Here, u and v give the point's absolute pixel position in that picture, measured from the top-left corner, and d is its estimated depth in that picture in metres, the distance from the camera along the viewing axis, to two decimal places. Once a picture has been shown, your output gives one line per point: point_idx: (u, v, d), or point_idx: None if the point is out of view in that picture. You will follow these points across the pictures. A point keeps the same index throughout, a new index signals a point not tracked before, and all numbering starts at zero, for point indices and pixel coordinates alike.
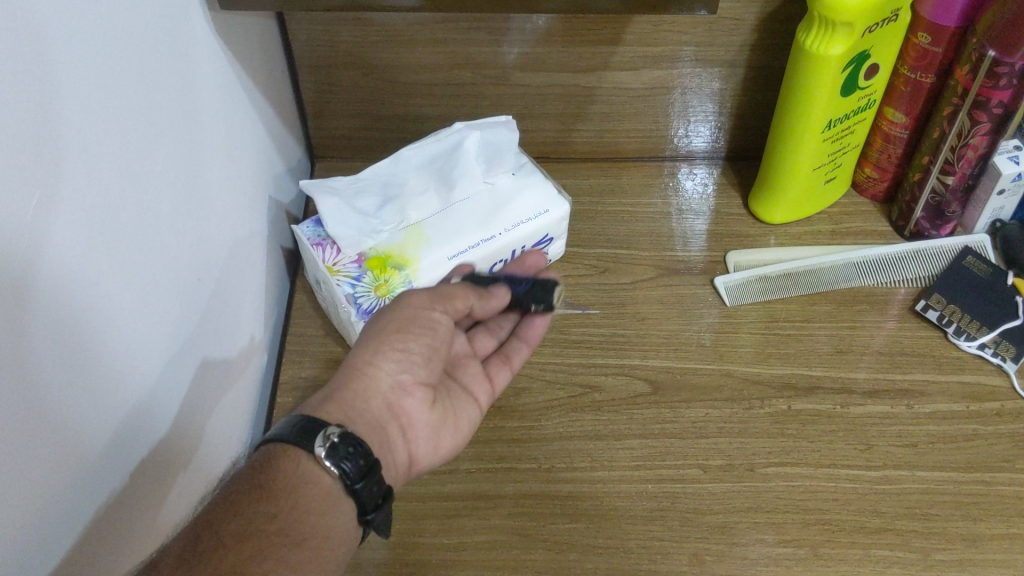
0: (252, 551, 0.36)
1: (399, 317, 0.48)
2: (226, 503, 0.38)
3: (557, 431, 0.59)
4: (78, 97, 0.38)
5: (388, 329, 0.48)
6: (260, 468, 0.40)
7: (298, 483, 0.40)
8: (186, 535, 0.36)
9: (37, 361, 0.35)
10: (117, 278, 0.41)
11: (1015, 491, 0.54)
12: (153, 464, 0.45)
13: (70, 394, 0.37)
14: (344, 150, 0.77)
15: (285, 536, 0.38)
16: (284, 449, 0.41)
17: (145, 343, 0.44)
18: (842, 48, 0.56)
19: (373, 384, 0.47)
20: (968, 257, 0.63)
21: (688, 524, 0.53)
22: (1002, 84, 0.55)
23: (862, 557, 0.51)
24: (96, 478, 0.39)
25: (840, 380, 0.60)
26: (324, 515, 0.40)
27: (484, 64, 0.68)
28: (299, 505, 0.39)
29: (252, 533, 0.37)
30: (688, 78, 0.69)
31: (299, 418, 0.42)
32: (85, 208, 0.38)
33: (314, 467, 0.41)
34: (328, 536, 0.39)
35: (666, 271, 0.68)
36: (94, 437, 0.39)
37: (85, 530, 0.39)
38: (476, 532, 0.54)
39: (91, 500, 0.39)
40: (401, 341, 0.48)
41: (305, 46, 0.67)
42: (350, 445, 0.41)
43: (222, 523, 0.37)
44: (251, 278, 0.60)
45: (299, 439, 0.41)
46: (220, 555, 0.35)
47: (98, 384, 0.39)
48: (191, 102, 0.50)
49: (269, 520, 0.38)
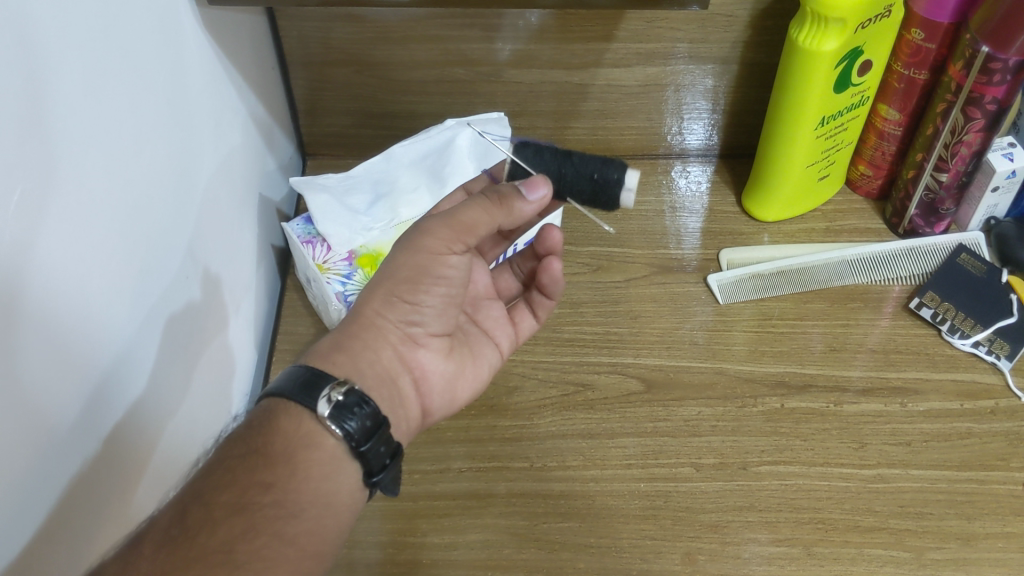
0: (247, 523, 0.35)
1: (412, 263, 0.45)
2: (221, 470, 0.37)
3: (550, 431, 0.58)
4: (62, 92, 0.37)
5: (401, 272, 0.45)
6: (258, 427, 0.39)
7: (298, 448, 0.39)
8: (174, 508, 0.36)
9: (13, 345, 0.34)
10: (98, 269, 0.41)
11: (1009, 489, 0.54)
12: (129, 453, 0.44)
13: (35, 369, 0.36)
14: (337, 148, 0.77)
15: (283, 507, 0.37)
16: (286, 406, 0.40)
17: (127, 334, 0.44)
18: (836, 43, 0.56)
19: (383, 338, 0.46)
20: (962, 255, 0.63)
21: (680, 523, 0.53)
22: (995, 80, 0.54)
23: (855, 556, 0.51)
24: (61, 463, 0.38)
25: (834, 379, 0.60)
26: (325, 481, 0.39)
27: (477, 61, 0.68)
28: (300, 473, 0.38)
29: (248, 504, 0.36)
30: (682, 75, 0.68)
31: (301, 371, 0.41)
32: (68, 199, 0.38)
33: (315, 428, 0.40)
34: (328, 503, 0.39)
35: (661, 269, 0.68)
36: (61, 416, 0.38)
37: (49, 514, 0.38)
38: (468, 531, 0.53)
39: (56, 484, 0.38)
40: (413, 292, 0.45)
41: (296, 43, 0.66)
42: (355, 404, 0.40)
43: (215, 492, 0.36)
44: (239, 273, 0.60)
45: (301, 396, 0.40)
46: (207, 533, 0.34)
47: (67, 359, 0.38)
48: (179, 97, 0.50)
49: (267, 487, 0.37)
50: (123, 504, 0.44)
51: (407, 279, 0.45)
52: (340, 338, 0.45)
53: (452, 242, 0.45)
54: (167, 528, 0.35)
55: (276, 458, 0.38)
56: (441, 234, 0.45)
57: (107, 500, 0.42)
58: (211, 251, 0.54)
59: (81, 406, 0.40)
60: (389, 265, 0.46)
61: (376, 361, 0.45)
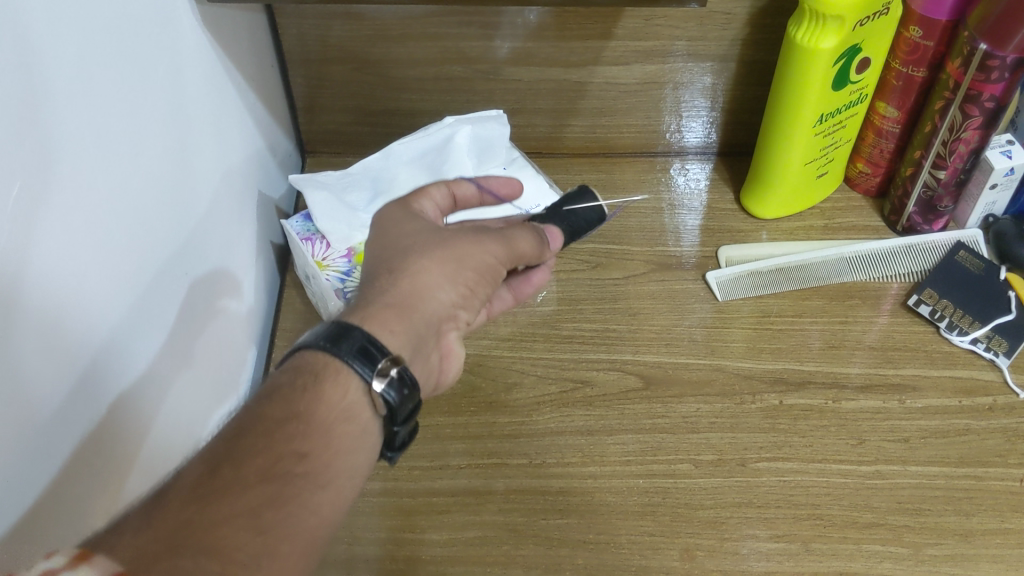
0: (275, 494, 0.34)
1: (480, 257, 0.47)
2: (256, 432, 0.36)
3: (548, 427, 0.58)
4: (61, 87, 0.38)
5: (469, 262, 0.46)
6: (303, 388, 0.38)
7: (335, 421, 0.38)
8: (204, 467, 0.34)
9: (16, 339, 0.35)
10: (97, 265, 0.41)
11: (1007, 486, 0.54)
12: (128, 432, 0.45)
13: (26, 350, 0.36)
14: (335, 145, 0.77)
15: (311, 478, 0.36)
16: (334, 371, 0.39)
17: (126, 322, 0.44)
18: (834, 41, 0.56)
19: (436, 313, 0.44)
20: (961, 252, 0.63)
21: (678, 519, 0.53)
22: (994, 77, 0.54)
23: (852, 552, 0.51)
24: (49, 448, 0.38)
25: (833, 375, 0.60)
26: (348, 455, 0.38)
27: (476, 58, 0.68)
28: (333, 447, 0.38)
29: (278, 472, 0.35)
30: (680, 72, 0.68)
31: (352, 333, 0.40)
32: (66, 195, 0.38)
33: (359, 400, 0.39)
34: (349, 479, 0.38)
35: (659, 266, 0.68)
36: (50, 400, 0.38)
37: (36, 498, 0.37)
38: (466, 528, 0.53)
39: (44, 468, 0.38)
40: (473, 277, 0.46)
41: (295, 40, 0.66)
42: (410, 386, 0.40)
43: (246, 457, 0.34)
44: (240, 260, 0.60)
45: (358, 366, 0.39)
46: (235, 496, 0.33)
47: (59, 344, 0.38)
48: (179, 95, 0.50)
49: (301, 457, 0.36)
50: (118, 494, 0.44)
51: (473, 271, 0.46)
52: (392, 302, 0.43)
53: (505, 257, 0.48)
54: (195, 485, 0.33)
55: (312, 427, 0.37)
56: (503, 248, 0.48)
57: (106, 493, 0.43)
58: (212, 239, 0.55)
59: (69, 388, 0.39)
60: (453, 246, 0.46)
61: (424, 334, 0.44)
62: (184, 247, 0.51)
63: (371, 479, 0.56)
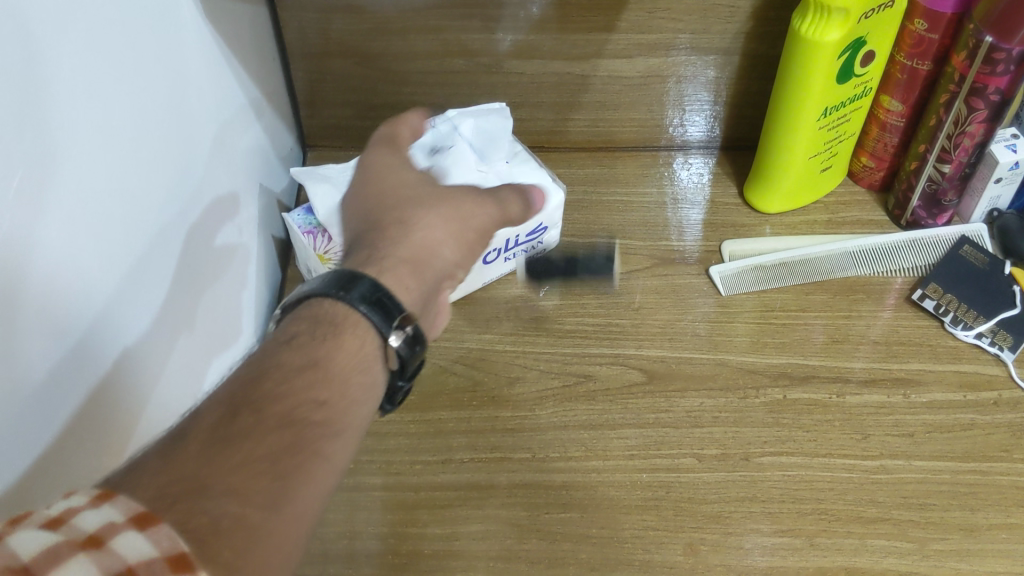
0: (294, 438, 0.33)
1: (482, 218, 0.48)
2: (275, 377, 0.35)
3: (551, 421, 0.58)
4: (62, 72, 0.37)
5: (468, 226, 0.48)
6: (322, 338, 0.38)
7: (352, 373, 0.38)
8: (223, 409, 0.33)
9: (26, 322, 0.35)
10: (98, 251, 0.40)
11: (1012, 480, 0.54)
12: (128, 395, 0.44)
13: (32, 327, 0.36)
14: (337, 139, 0.77)
15: (329, 426, 0.35)
16: (353, 323, 0.39)
17: (127, 303, 0.44)
18: (838, 33, 0.56)
19: (442, 269, 0.46)
20: (965, 246, 0.63)
21: (682, 513, 0.53)
22: (999, 70, 0.54)
23: (857, 547, 0.51)
24: (41, 418, 0.37)
25: (836, 370, 0.60)
26: (361, 408, 0.38)
27: (478, 52, 0.68)
28: (347, 398, 0.37)
29: (296, 418, 0.34)
30: (683, 66, 0.68)
31: (368, 286, 0.40)
32: (67, 181, 0.38)
33: (374, 353, 0.39)
34: (360, 432, 0.37)
35: (662, 260, 0.68)
36: (41, 366, 0.36)
37: (30, 470, 0.36)
38: (469, 522, 0.53)
39: (36, 439, 0.36)
40: (476, 237, 0.48)
41: (296, 33, 0.66)
42: (421, 343, 0.41)
43: (264, 403, 0.34)
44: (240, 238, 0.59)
45: (375, 317, 0.39)
46: (253, 442, 0.32)
47: (53, 310, 0.37)
48: (180, 81, 0.50)
49: (318, 405, 0.35)
50: None
51: (473, 236, 0.48)
52: (405, 258, 0.44)
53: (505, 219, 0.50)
54: (212, 429, 0.32)
55: (329, 376, 0.37)
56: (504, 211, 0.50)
57: None
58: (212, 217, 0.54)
59: (58, 352, 0.38)
60: (457, 207, 0.47)
61: (432, 289, 0.45)
62: (184, 222, 0.50)
63: (373, 473, 0.56)
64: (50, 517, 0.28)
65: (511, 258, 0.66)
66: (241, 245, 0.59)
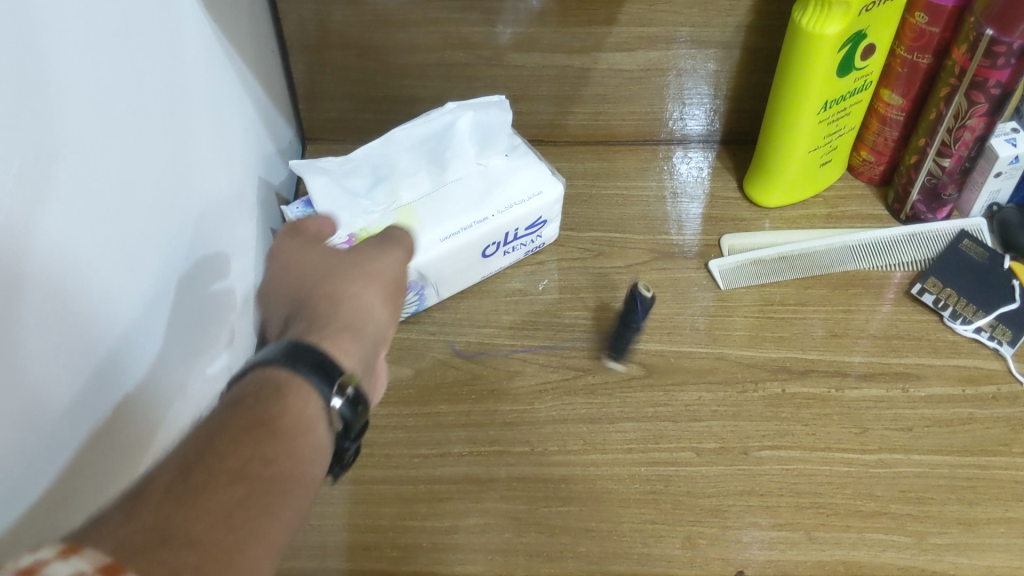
0: (245, 493, 0.33)
1: (393, 270, 0.49)
2: (225, 437, 0.35)
3: (550, 415, 0.58)
4: (61, 64, 0.37)
5: (385, 275, 0.49)
6: (267, 400, 0.38)
7: (298, 431, 0.37)
8: (177, 467, 0.33)
9: (27, 315, 0.35)
10: (96, 246, 0.40)
11: (1011, 475, 0.54)
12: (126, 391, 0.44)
13: (32, 320, 0.35)
14: (336, 132, 0.77)
15: (280, 482, 0.35)
16: (296, 386, 0.39)
17: (125, 323, 0.43)
18: (838, 26, 0.56)
19: (378, 328, 0.46)
20: (964, 241, 0.63)
21: (680, 507, 0.53)
22: (1000, 63, 0.54)
23: (855, 540, 0.51)
24: (37, 421, 0.36)
25: (835, 364, 0.60)
26: (310, 466, 0.37)
27: (478, 44, 0.67)
28: (297, 454, 0.36)
29: (248, 474, 0.34)
30: (683, 59, 0.68)
31: (304, 352, 0.40)
32: (66, 174, 0.37)
33: (318, 415, 0.39)
34: (310, 489, 0.37)
35: (661, 254, 0.68)
36: (38, 369, 0.36)
37: (25, 473, 0.36)
38: (468, 515, 0.53)
39: (31, 442, 0.36)
40: (394, 293, 0.49)
41: (296, 25, 0.66)
42: (364, 404, 0.41)
43: (217, 458, 0.34)
44: (239, 245, 0.59)
45: (317, 380, 0.39)
46: (209, 494, 0.32)
47: (54, 303, 0.37)
48: (179, 75, 0.49)
49: (268, 462, 0.35)
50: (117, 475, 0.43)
51: (392, 282, 0.49)
52: (344, 323, 0.44)
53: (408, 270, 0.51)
54: (171, 483, 0.32)
55: (279, 432, 0.36)
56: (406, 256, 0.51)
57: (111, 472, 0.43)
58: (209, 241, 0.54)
59: (59, 344, 0.38)
60: (371, 265, 0.49)
61: (374, 349, 0.45)
62: (183, 219, 0.50)
63: (371, 467, 0.56)
64: (22, 565, 0.26)
65: (510, 252, 0.66)
66: (240, 263, 0.59)
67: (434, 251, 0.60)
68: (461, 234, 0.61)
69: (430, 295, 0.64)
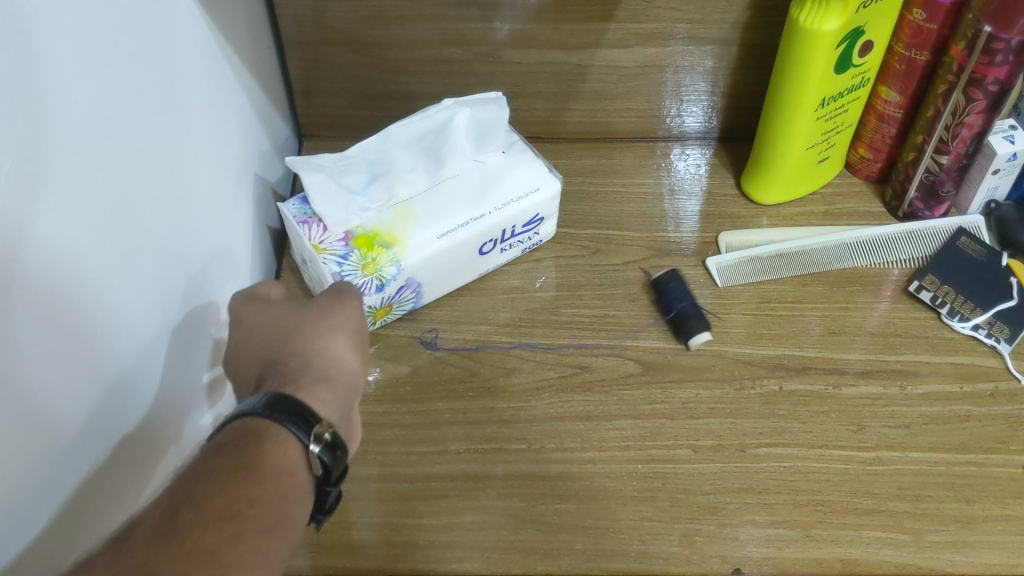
0: (231, 532, 0.33)
1: (357, 318, 0.50)
2: (209, 478, 0.35)
3: (548, 412, 0.58)
4: (55, 59, 0.37)
5: (351, 325, 0.49)
6: (247, 445, 0.37)
7: (280, 475, 0.37)
8: (164, 508, 0.34)
9: (22, 310, 0.35)
10: (91, 244, 0.40)
11: (1008, 473, 0.54)
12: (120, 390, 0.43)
13: (28, 318, 0.35)
14: (332, 129, 0.77)
15: (264, 521, 0.35)
16: (274, 432, 0.38)
17: (121, 324, 0.43)
18: (836, 23, 0.56)
19: (350, 379, 0.46)
20: (963, 238, 0.63)
21: (677, 504, 0.53)
22: (998, 60, 0.54)
23: (852, 538, 0.51)
24: (37, 424, 0.36)
25: (833, 361, 0.60)
26: (292, 508, 0.37)
27: (475, 40, 0.67)
28: (279, 495, 0.36)
29: (234, 513, 0.34)
30: (680, 56, 0.68)
31: (281, 399, 0.39)
32: (60, 169, 0.37)
33: (296, 461, 0.38)
34: (293, 530, 0.37)
35: (658, 252, 0.68)
36: (36, 373, 0.36)
37: (27, 476, 0.36)
38: (465, 513, 0.53)
39: (31, 446, 0.36)
40: (360, 342, 0.49)
41: (292, 21, 0.66)
42: (342, 447, 0.40)
43: (204, 498, 0.34)
44: (232, 251, 0.59)
45: (295, 428, 0.39)
46: (198, 533, 0.33)
47: (49, 301, 0.37)
48: (174, 73, 0.49)
49: (252, 501, 0.35)
50: (114, 474, 0.43)
51: (357, 331, 0.49)
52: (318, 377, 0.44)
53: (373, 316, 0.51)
54: (159, 525, 0.33)
55: (261, 473, 0.36)
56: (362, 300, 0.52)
57: (109, 470, 0.43)
58: (204, 257, 0.53)
59: (54, 341, 0.37)
60: (337, 315, 0.49)
61: (349, 399, 0.45)
62: (177, 219, 0.50)
63: (368, 464, 0.56)
64: None
65: (507, 249, 0.66)
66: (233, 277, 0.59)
67: (430, 248, 0.60)
68: (458, 231, 0.60)
69: (427, 292, 0.63)
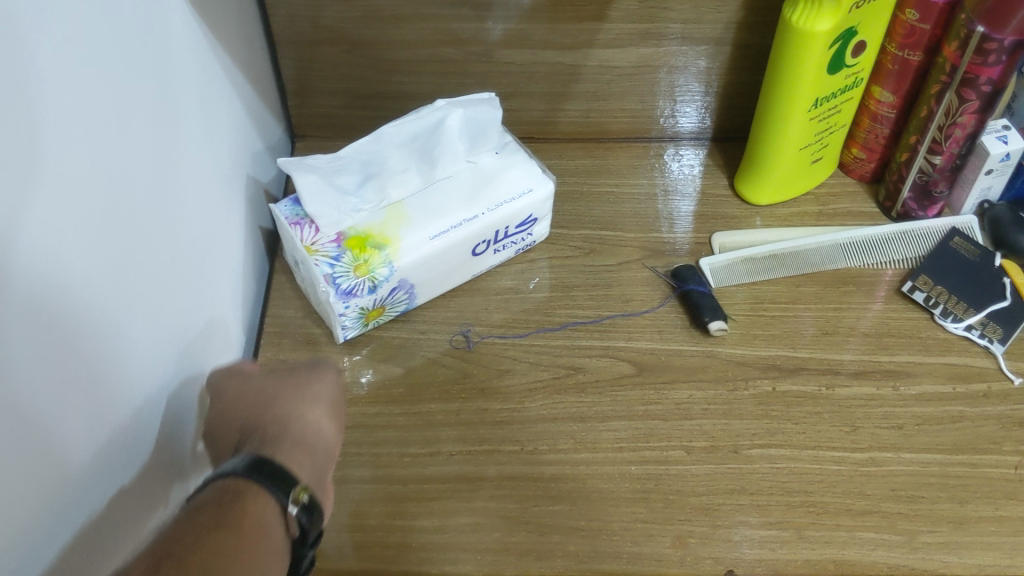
0: None
1: (335, 390, 0.52)
2: (190, 535, 0.37)
3: (541, 413, 0.58)
4: (45, 62, 0.36)
5: (328, 396, 0.51)
6: (226, 505, 0.39)
7: (259, 531, 0.38)
8: (146, 562, 0.35)
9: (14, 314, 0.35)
10: (82, 250, 0.39)
11: (1002, 474, 0.54)
12: (114, 396, 0.43)
13: (20, 323, 0.35)
14: (325, 129, 0.76)
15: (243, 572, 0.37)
16: (253, 494, 0.40)
17: (114, 329, 0.43)
18: (829, 22, 0.55)
19: (326, 450, 0.48)
20: (956, 238, 0.63)
21: (671, 506, 0.53)
22: (991, 60, 0.54)
23: (845, 539, 0.51)
24: (36, 438, 0.36)
25: (826, 362, 0.60)
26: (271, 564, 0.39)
27: (468, 40, 0.67)
28: (258, 549, 0.38)
29: (214, 564, 0.36)
30: (674, 56, 0.68)
31: (258, 464, 0.41)
32: (49, 171, 0.37)
33: (274, 522, 0.40)
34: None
35: (652, 252, 0.67)
36: (38, 397, 0.37)
37: (30, 500, 0.36)
38: (458, 514, 0.53)
39: (25, 451, 0.36)
40: (336, 413, 0.51)
41: (285, 21, 0.65)
42: (317, 509, 0.42)
43: (186, 551, 0.36)
44: (225, 259, 0.58)
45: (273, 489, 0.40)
46: None
47: (41, 306, 0.36)
48: (166, 79, 0.49)
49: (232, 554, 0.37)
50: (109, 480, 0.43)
51: (334, 403, 0.51)
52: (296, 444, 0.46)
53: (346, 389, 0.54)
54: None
55: (240, 530, 0.38)
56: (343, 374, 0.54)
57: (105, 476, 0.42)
58: (197, 263, 0.53)
59: (46, 346, 0.37)
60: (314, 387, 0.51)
61: (324, 469, 0.47)
62: (171, 226, 0.49)
63: (361, 466, 0.55)
64: None
65: (500, 250, 0.66)
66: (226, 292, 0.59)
67: (423, 249, 0.59)
68: (451, 232, 0.60)
69: (420, 294, 0.63)
